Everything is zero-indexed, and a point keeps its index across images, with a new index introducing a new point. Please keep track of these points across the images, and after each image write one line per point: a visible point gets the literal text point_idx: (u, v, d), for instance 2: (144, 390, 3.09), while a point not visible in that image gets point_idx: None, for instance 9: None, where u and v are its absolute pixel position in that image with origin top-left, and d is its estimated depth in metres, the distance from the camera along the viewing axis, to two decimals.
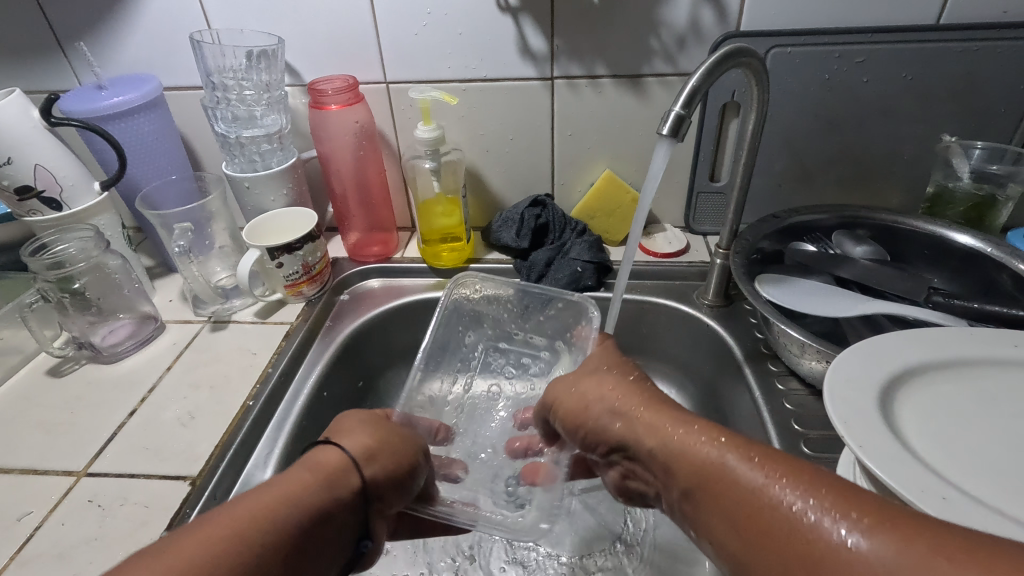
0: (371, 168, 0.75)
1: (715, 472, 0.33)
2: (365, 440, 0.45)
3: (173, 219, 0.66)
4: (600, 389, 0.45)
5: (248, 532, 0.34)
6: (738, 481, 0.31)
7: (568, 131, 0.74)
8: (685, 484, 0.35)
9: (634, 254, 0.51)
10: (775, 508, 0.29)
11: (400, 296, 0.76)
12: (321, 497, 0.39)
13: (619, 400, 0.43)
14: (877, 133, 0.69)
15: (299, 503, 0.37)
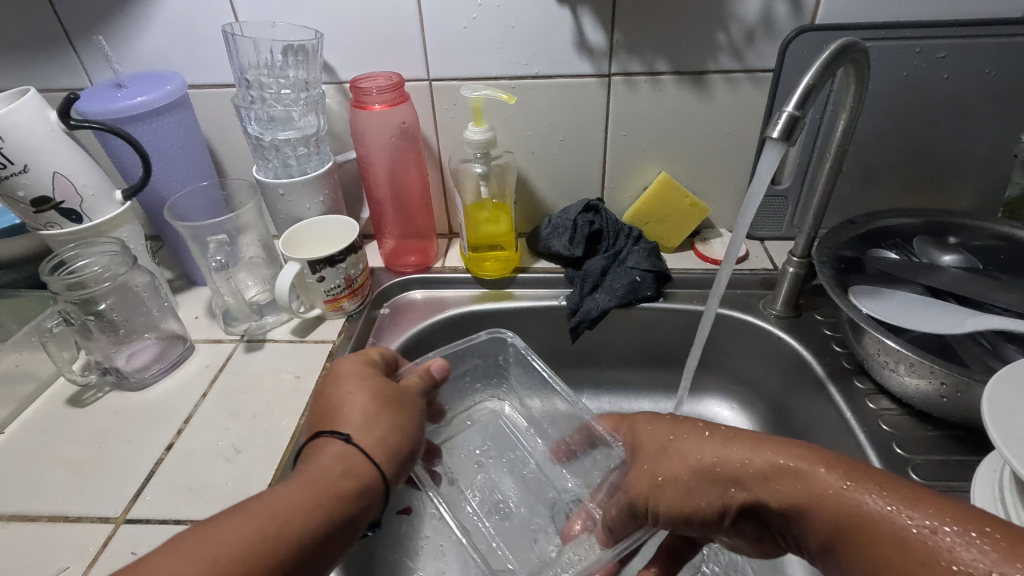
0: (411, 173, 0.70)
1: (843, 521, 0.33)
2: (367, 418, 0.42)
3: (205, 231, 0.60)
4: (693, 460, 0.40)
5: (258, 545, 0.33)
6: (873, 525, 0.32)
7: (623, 132, 0.70)
8: (831, 541, 0.34)
9: (735, 263, 0.47)
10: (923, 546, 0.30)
11: (443, 309, 0.71)
12: (330, 499, 0.36)
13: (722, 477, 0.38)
14: (955, 133, 0.65)
15: (321, 494, 0.36)
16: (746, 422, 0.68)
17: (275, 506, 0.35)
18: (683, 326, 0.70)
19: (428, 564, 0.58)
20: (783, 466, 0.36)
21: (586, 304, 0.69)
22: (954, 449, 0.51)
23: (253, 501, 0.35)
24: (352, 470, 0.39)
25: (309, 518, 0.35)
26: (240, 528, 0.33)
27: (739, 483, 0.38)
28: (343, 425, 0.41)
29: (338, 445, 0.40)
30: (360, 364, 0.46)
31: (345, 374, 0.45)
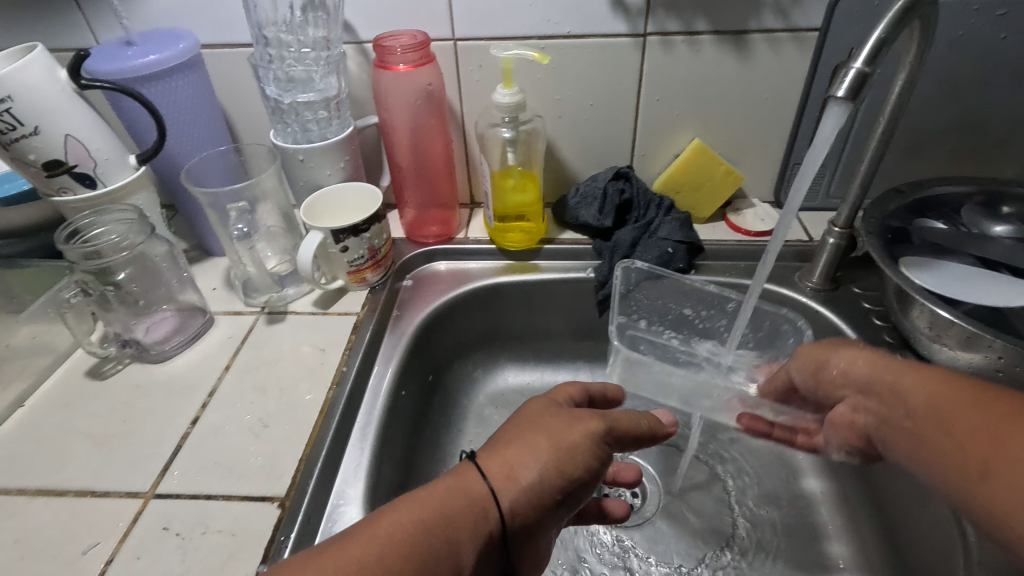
0: (436, 138, 0.67)
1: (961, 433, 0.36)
2: (510, 461, 0.37)
3: (224, 198, 0.58)
4: (853, 365, 0.45)
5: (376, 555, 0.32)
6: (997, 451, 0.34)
7: (657, 97, 0.67)
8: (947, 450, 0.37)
9: (787, 227, 0.48)
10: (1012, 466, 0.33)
11: (468, 281, 0.69)
12: (443, 533, 0.34)
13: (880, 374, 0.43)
14: (1007, 97, 0.62)
15: (438, 530, 0.34)
16: None
17: (393, 531, 0.33)
18: None
19: None
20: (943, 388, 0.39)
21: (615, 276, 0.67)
22: None
23: (392, 509, 0.35)
24: (472, 507, 0.35)
25: (422, 542, 0.33)
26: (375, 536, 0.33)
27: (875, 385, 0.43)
28: (490, 463, 0.38)
29: (475, 482, 0.36)
30: (550, 409, 0.41)
31: (539, 414, 0.40)
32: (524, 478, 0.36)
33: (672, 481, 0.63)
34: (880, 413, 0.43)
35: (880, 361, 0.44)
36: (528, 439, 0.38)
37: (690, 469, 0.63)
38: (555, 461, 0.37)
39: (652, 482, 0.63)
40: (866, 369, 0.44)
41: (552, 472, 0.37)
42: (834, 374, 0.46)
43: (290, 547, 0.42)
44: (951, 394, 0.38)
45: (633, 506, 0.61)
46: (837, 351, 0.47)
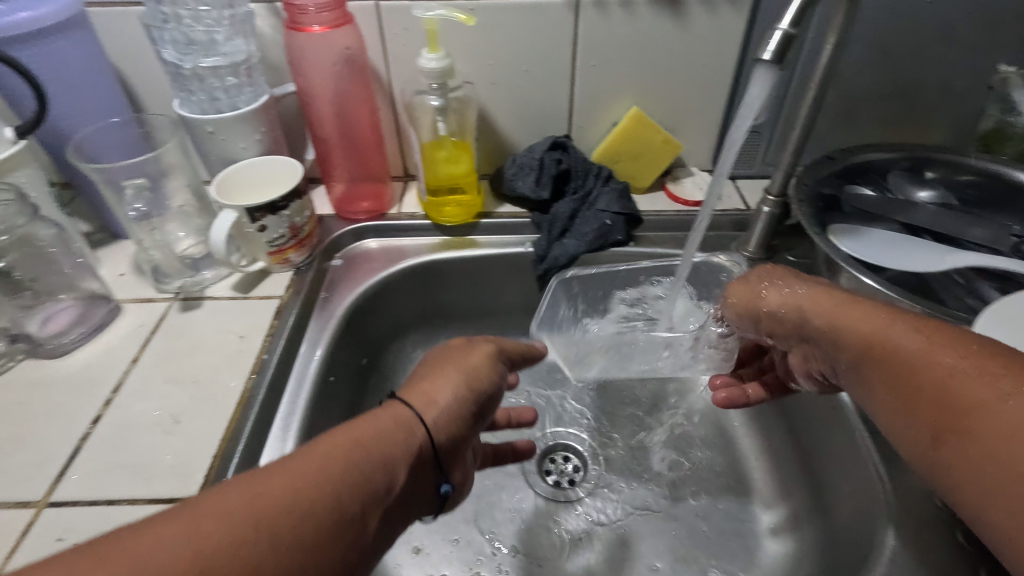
0: (361, 108, 0.63)
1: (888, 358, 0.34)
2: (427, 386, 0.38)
3: (119, 174, 0.52)
4: (783, 307, 0.43)
5: (291, 496, 0.27)
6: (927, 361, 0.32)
7: (593, 62, 0.64)
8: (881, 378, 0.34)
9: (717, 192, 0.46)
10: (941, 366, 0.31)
11: (402, 259, 0.66)
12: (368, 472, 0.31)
13: (804, 308, 0.41)
14: (934, 61, 0.62)
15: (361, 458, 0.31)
16: None
17: (319, 464, 0.29)
18: None
19: None
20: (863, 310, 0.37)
21: (555, 250, 0.65)
22: None
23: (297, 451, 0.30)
24: (404, 426, 0.35)
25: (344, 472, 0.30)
26: (298, 469, 0.29)
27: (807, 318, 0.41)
28: (406, 395, 0.38)
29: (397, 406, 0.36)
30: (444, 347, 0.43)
31: (438, 353, 0.42)
32: (443, 402, 0.37)
33: (613, 454, 0.63)
34: (823, 350, 0.40)
35: (832, 296, 0.40)
36: (437, 369, 0.40)
37: (630, 442, 0.64)
38: (463, 384, 0.39)
39: (593, 456, 0.63)
40: (799, 304, 0.42)
41: (466, 393, 0.39)
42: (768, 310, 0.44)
43: None
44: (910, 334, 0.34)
45: (574, 481, 0.61)
46: (767, 284, 0.45)
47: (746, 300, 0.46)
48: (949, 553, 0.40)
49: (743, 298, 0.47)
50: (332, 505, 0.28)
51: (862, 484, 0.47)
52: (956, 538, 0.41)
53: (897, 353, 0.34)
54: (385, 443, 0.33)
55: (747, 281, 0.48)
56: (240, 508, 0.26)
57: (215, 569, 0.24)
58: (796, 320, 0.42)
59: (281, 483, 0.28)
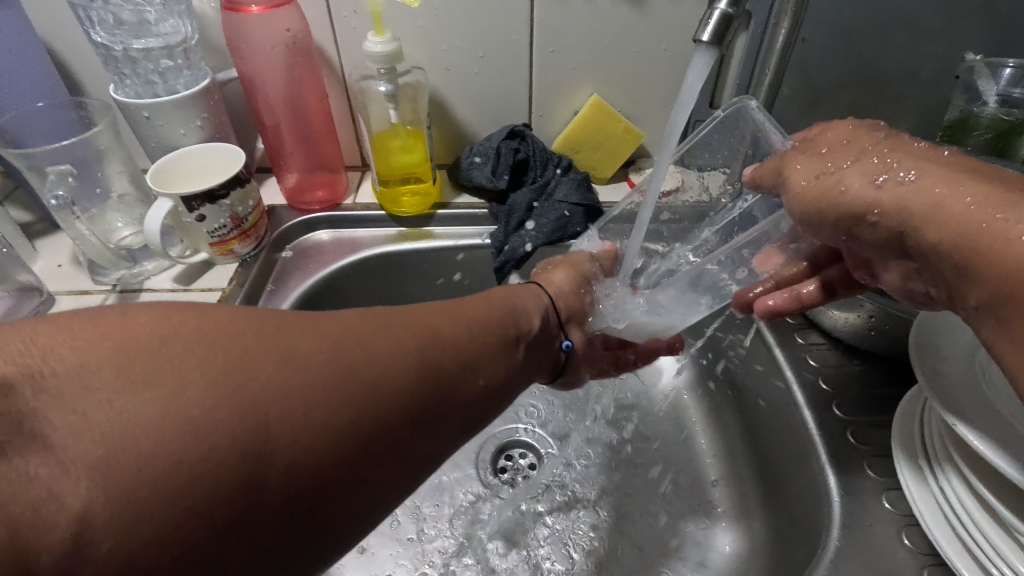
0: (309, 93, 0.61)
1: (965, 234, 0.30)
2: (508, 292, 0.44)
3: (42, 159, 0.50)
4: (874, 185, 0.35)
5: (380, 367, 0.28)
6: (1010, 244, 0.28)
7: (551, 48, 0.62)
8: (962, 264, 0.30)
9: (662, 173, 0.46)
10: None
11: (355, 251, 0.64)
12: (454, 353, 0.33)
13: (897, 182, 0.34)
14: (899, 49, 0.61)
15: (436, 343, 0.32)
16: (679, 361, 0.67)
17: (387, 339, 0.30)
18: None
19: None
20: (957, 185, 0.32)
21: (512, 242, 0.63)
22: (880, 385, 0.49)
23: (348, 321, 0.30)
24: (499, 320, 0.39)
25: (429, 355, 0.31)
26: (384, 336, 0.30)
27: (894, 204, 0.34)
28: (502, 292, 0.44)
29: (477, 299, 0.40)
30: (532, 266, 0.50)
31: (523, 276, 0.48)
32: (557, 284, 0.48)
33: (569, 450, 0.61)
34: (924, 261, 0.33)
35: (950, 181, 0.32)
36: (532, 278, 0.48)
37: (588, 437, 0.62)
38: (573, 272, 0.50)
39: (549, 453, 0.61)
40: (904, 197, 0.33)
41: (575, 274, 0.50)
42: (855, 191, 0.35)
43: None
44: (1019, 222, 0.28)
45: (529, 478, 0.59)
46: (851, 163, 0.36)
47: (827, 184, 0.37)
48: (892, 555, 0.39)
49: (815, 185, 0.37)
50: (406, 372, 0.29)
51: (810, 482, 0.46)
52: (902, 543, 0.39)
53: (1005, 251, 0.28)
54: (468, 318, 0.36)
55: (825, 166, 0.38)
56: (339, 326, 0.29)
57: (225, 423, 0.22)
58: (890, 211, 0.34)
59: (377, 332, 0.30)
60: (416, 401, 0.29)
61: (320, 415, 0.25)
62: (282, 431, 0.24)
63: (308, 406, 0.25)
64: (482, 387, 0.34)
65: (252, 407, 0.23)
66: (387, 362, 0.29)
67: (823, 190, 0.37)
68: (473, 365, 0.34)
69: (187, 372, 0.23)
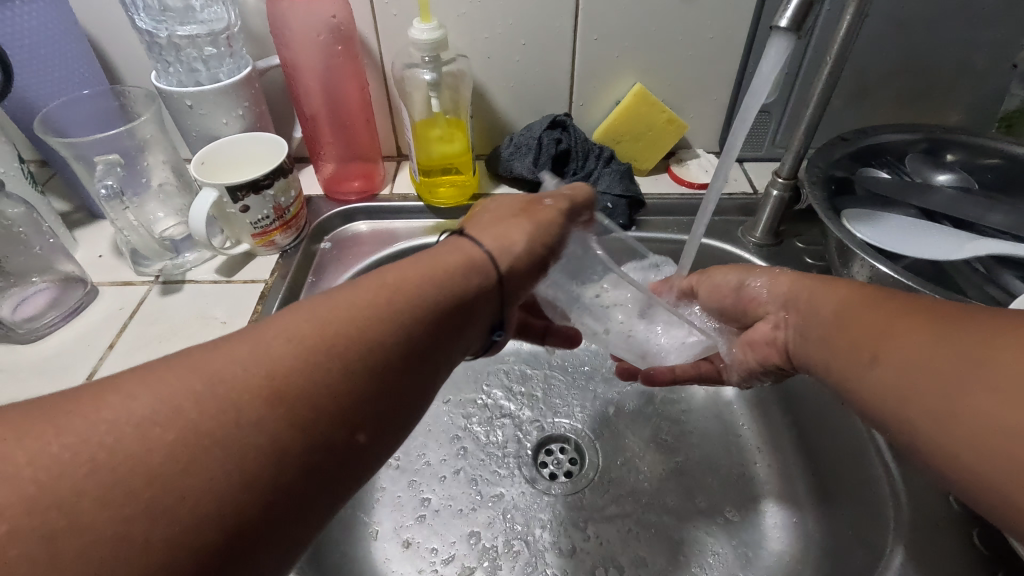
0: (349, 82, 0.59)
1: (851, 332, 0.33)
2: (501, 234, 0.36)
3: (90, 149, 0.49)
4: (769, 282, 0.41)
5: (287, 373, 0.24)
6: (901, 346, 0.30)
7: (595, 36, 0.61)
8: (847, 358, 0.33)
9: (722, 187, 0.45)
10: (905, 354, 0.29)
11: (394, 242, 0.63)
12: (395, 333, 0.27)
13: (801, 287, 0.39)
14: (956, 36, 0.59)
15: (374, 330, 0.27)
16: None
17: (312, 327, 0.26)
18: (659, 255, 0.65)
19: (385, 518, 0.55)
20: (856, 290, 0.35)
21: None
22: None
23: (275, 323, 0.26)
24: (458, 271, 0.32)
25: (359, 344, 0.26)
26: (291, 332, 0.25)
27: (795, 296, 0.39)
28: (481, 232, 0.36)
29: (459, 251, 0.33)
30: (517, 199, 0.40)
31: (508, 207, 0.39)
32: (513, 249, 0.35)
33: (611, 444, 0.61)
34: (797, 325, 0.38)
35: (833, 289, 0.36)
36: (507, 216, 0.38)
37: (630, 433, 0.62)
38: (538, 232, 0.37)
39: (591, 448, 0.61)
40: (785, 286, 0.40)
41: (536, 243, 0.37)
42: (759, 282, 0.42)
43: None
44: (894, 303, 0.32)
45: (571, 473, 0.59)
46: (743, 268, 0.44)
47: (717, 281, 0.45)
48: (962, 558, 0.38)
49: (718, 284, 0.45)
50: (327, 382, 0.25)
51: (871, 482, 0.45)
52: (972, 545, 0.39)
53: (881, 347, 0.31)
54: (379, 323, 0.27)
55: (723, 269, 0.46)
56: (233, 358, 0.24)
57: (143, 494, 0.20)
58: (777, 301, 0.40)
59: (219, 381, 0.23)
60: (261, 462, 0.22)
61: (155, 496, 0.20)
62: (195, 494, 0.21)
63: (202, 450, 0.22)
64: (393, 406, 0.27)
65: (150, 466, 0.21)
66: (222, 423, 0.22)
67: (702, 284, 0.46)
68: (359, 389, 0.25)
69: (83, 440, 0.21)
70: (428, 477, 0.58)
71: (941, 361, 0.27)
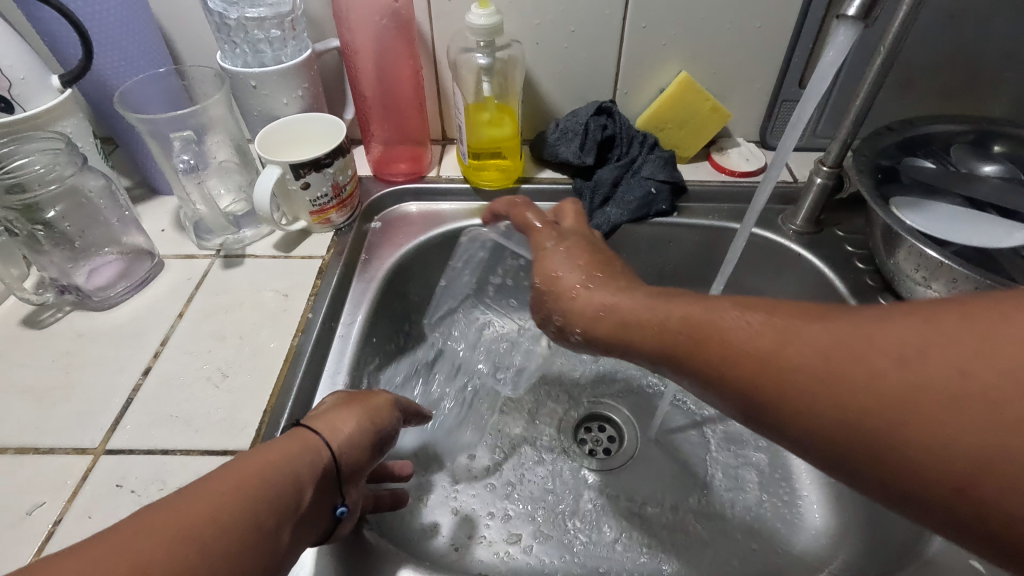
0: (403, 66, 0.61)
1: (771, 366, 0.29)
2: (339, 421, 0.38)
3: (164, 126, 0.52)
4: (620, 296, 0.37)
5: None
6: (901, 389, 0.24)
7: (644, 24, 0.62)
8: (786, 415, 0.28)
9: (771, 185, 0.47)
10: (909, 395, 0.24)
11: (440, 224, 0.65)
12: (233, 539, 0.28)
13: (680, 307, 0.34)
14: (1006, 29, 0.59)
15: (212, 535, 0.27)
16: None
17: (143, 547, 0.26)
18: (699, 241, 0.66)
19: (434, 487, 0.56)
20: (758, 322, 0.30)
21: (596, 218, 0.64)
22: None
23: (95, 543, 0.26)
24: (307, 454, 0.34)
25: (199, 552, 0.26)
26: (122, 549, 0.25)
27: (668, 320, 0.34)
28: (313, 422, 0.38)
29: (304, 440, 0.35)
30: (349, 392, 0.42)
31: (346, 396, 0.41)
32: (342, 434, 0.37)
33: (649, 426, 0.63)
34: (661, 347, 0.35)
35: (734, 313, 0.32)
36: (340, 405, 0.40)
37: (667, 415, 0.63)
38: (366, 417, 0.39)
39: (629, 428, 0.63)
40: (639, 297, 0.37)
41: (370, 426, 0.39)
42: (606, 309, 0.38)
43: None
44: (782, 348, 0.29)
45: (610, 451, 0.61)
46: (576, 278, 0.40)
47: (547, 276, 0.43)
48: None
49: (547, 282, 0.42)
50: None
51: None
52: None
53: (854, 394, 0.26)
54: (220, 518, 0.28)
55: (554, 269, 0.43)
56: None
57: None
58: (642, 317, 0.36)
59: None
60: None
61: None
62: None
63: None
64: None
65: None
66: None
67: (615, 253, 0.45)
68: None
69: None
70: (470, 450, 0.60)
71: (891, 383, 0.25)
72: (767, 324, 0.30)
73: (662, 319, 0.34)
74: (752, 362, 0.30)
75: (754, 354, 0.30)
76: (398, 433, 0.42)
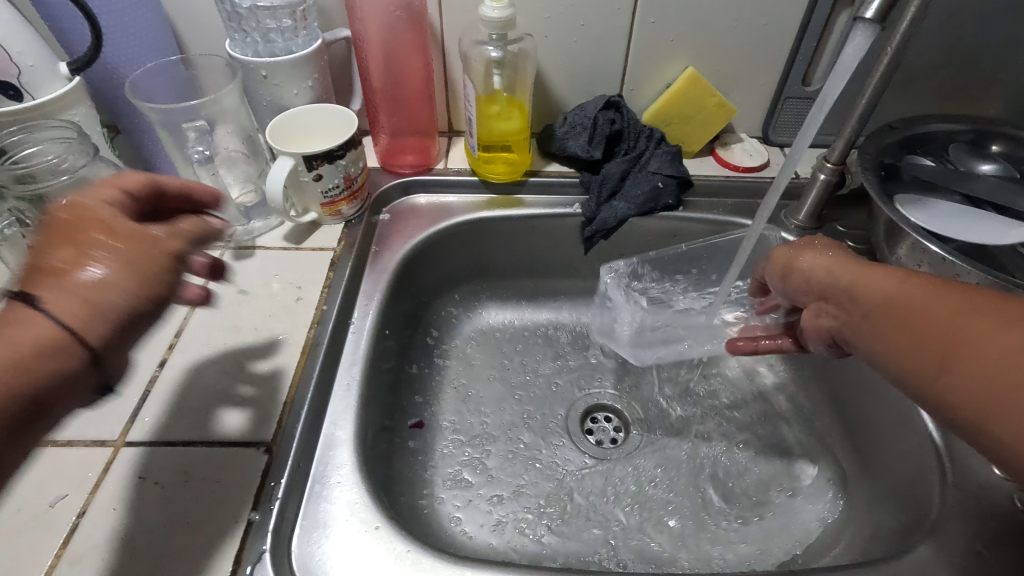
0: (413, 57, 0.61)
1: (901, 323, 0.34)
2: (77, 294, 0.28)
3: (177, 116, 0.51)
4: (820, 268, 0.42)
5: None
6: (992, 346, 0.29)
7: (652, 19, 0.62)
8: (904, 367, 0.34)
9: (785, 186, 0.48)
10: (992, 353, 0.29)
11: (448, 216, 0.65)
12: None
13: (853, 279, 0.39)
14: (1003, 30, 0.61)
15: None
16: None
17: None
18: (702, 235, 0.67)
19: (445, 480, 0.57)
20: (899, 288, 0.36)
21: (603, 212, 0.65)
22: None
23: None
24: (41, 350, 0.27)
25: None
26: None
27: (847, 290, 0.39)
28: (44, 286, 0.28)
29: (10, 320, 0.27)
30: (107, 204, 0.32)
31: (77, 213, 0.31)
32: (100, 300, 0.29)
33: (654, 416, 0.64)
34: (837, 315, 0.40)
35: (875, 285, 0.37)
36: (83, 245, 0.30)
37: (672, 406, 0.64)
38: (133, 283, 0.29)
39: (634, 418, 0.64)
40: (828, 269, 0.41)
41: (135, 290, 0.29)
42: (818, 286, 0.42)
43: (282, 494, 0.40)
44: (920, 302, 0.34)
45: (616, 441, 0.62)
46: (805, 250, 0.45)
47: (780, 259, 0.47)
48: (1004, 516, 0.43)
49: (783, 266, 0.46)
50: None
51: (913, 450, 0.49)
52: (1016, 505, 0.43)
53: (953, 353, 0.31)
54: None
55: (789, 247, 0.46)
56: None
57: None
58: (830, 287, 0.41)
59: None
60: None
61: None
62: None
63: None
64: None
65: None
66: None
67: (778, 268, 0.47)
68: None
69: None
70: (480, 441, 0.60)
71: (990, 343, 0.29)
72: (904, 287, 0.35)
73: (844, 287, 0.40)
74: (887, 322, 0.35)
75: (890, 317, 0.35)
76: (180, 298, 0.33)
